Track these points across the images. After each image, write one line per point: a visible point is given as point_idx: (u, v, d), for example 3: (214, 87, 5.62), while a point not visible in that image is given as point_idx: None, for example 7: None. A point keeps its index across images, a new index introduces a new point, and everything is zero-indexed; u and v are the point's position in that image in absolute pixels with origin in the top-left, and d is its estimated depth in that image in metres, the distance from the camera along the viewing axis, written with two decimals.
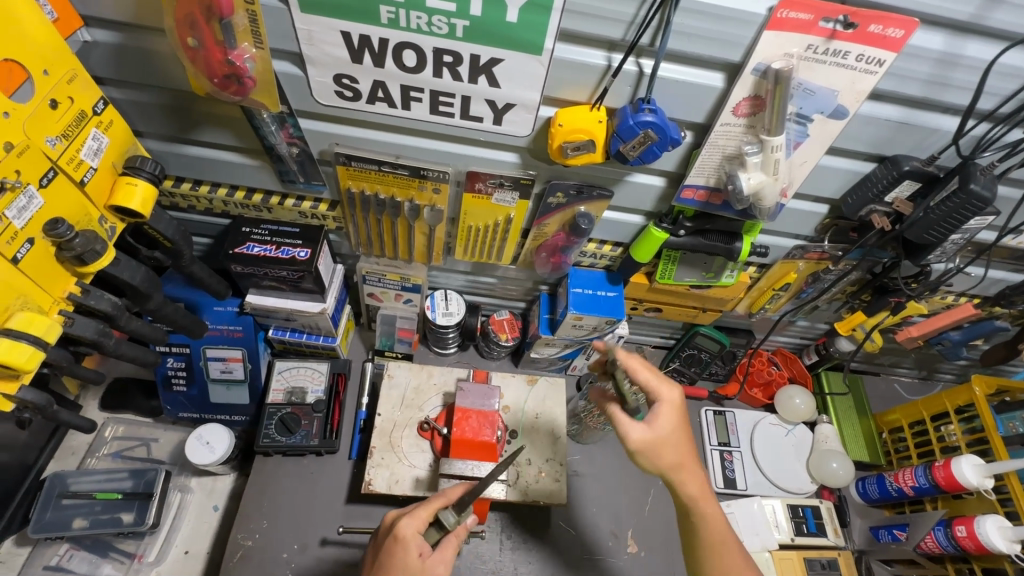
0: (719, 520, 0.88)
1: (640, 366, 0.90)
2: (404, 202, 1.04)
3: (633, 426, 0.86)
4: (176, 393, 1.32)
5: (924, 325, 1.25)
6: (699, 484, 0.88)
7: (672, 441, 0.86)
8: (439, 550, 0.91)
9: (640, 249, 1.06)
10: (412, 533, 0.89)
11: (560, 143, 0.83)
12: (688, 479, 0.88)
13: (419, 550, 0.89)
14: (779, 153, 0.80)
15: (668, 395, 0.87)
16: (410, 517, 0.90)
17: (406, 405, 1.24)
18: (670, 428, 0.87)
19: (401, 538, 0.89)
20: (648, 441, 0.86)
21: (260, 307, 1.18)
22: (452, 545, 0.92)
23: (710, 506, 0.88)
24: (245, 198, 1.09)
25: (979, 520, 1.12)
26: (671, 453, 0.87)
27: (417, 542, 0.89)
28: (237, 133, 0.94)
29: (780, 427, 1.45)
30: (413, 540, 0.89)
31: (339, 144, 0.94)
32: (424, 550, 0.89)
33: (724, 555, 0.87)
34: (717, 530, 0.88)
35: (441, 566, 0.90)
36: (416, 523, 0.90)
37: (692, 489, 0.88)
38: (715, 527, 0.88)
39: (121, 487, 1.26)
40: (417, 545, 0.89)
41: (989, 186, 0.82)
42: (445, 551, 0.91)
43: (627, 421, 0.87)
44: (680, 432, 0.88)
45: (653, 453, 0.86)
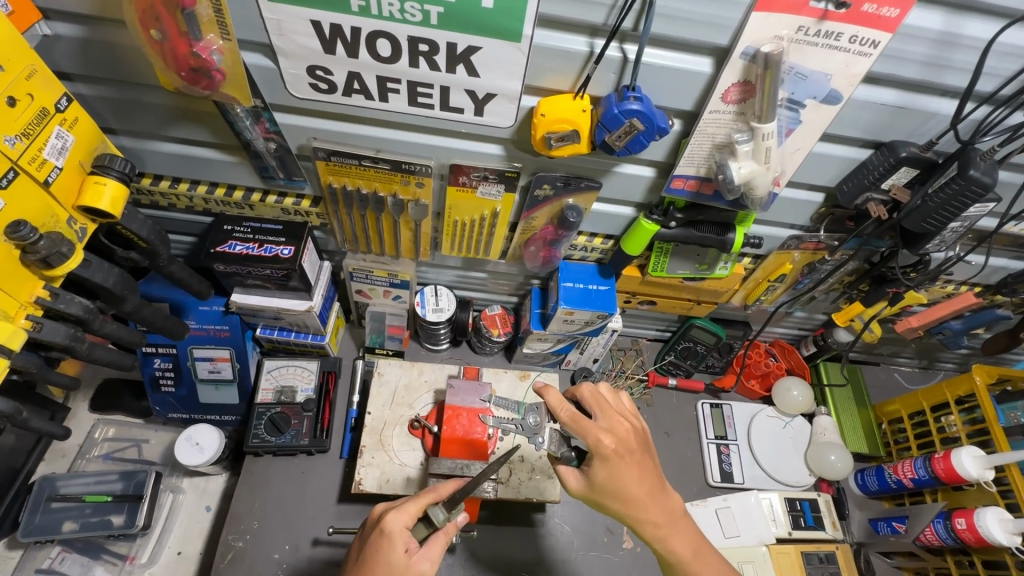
0: (686, 552, 0.91)
1: (569, 420, 0.87)
2: (387, 197, 1.01)
3: (571, 475, 0.91)
4: (164, 394, 1.30)
5: (925, 315, 1.22)
6: (659, 528, 0.89)
7: (613, 491, 0.87)
8: (424, 549, 0.87)
9: (631, 241, 1.03)
10: (400, 526, 0.87)
11: (543, 134, 0.80)
12: (644, 522, 0.89)
13: (405, 545, 0.87)
14: (770, 141, 0.77)
15: (591, 452, 0.85)
16: (399, 511, 0.88)
17: (396, 403, 1.22)
18: (605, 476, 0.87)
19: (388, 532, 0.87)
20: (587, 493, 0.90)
21: (246, 306, 1.16)
22: (439, 543, 0.89)
23: (673, 544, 0.90)
24: (226, 195, 1.07)
25: (979, 512, 1.10)
26: (612, 501, 0.88)
27: (404, 536, 0.87)
28: (213, 128, 0.91)
29: (778, 420, 1.43)
30: (399, 535, 0.87)
31: (317, 139, 0.92)
32: (411, 545, 0.87)
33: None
34: (684, 558, 0.91)
35: (427, 564, 0.86)
36: (405, 518, 0.88)
37: (650, 531, 0.90)
38: (681, 560, 0.90)
39: (111, 489, 1.25)
40: (404, 540, 0.87)
41: (990, 172, 0.79)
42: (432, 548, 0.88)
43: (566, 473, 0.92)
44: (618, 479, 0.87)
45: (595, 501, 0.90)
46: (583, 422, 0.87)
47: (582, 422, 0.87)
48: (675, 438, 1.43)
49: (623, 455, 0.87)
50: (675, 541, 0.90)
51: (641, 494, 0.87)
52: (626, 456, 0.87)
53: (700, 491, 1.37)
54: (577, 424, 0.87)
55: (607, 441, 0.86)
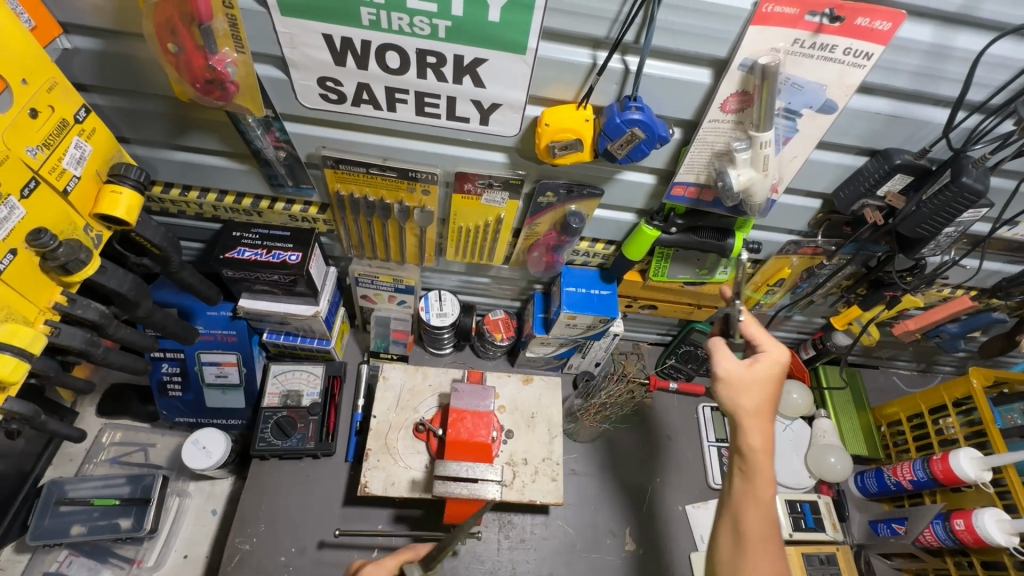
0: (766, 496, 0.84)
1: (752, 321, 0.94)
2: (393, 204, 1.03)
3: (724, 358, 0.90)
4: (171, 399, 1.32)
5: (921, 318, 1.24)
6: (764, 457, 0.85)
7: (764, 382, 0.88)
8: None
9: (632, 247, 1.05)
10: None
11: (547, 142, 0.82)
12: (756, 433, 0.85)
13: None
14: (768, 149, 0.79)
15: (776, 348, 0.88)
16: (377, 565, 0.95)
17: (402, 406, 1.24)
18: (759, 375, 0.88)
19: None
20: (733, 376, 0.88)
21: (253, 311, 1.18)
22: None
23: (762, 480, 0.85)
24: (234, 203, 1.09)
25: (977, 513, 1.11)
26: (743, 399, 0.87)
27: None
28: (225, 138, 0.93)
29: (778, 423, 1.44)
30: None
31: (326, 147, 0.94)
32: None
33: (758, 509, 0.84)
34: (760, 498, 0.84)
35: None
36: (381, 572, 0.94)
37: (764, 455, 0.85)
38: (751, 501, 0.84)
39: (118, 493, 1.26)
40: None
41: (981, 179, 0.81)
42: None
43: (719, 354, 0.91)
44: (770, 383, 0.88)
45: (732, 389, 0.88)
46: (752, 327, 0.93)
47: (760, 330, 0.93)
48: (676, 441, 1.44)
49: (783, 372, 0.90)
50: (764, 483, 0.84)
51: (770, 407, 0.87)
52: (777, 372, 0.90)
53: (701, 493, 1.38)
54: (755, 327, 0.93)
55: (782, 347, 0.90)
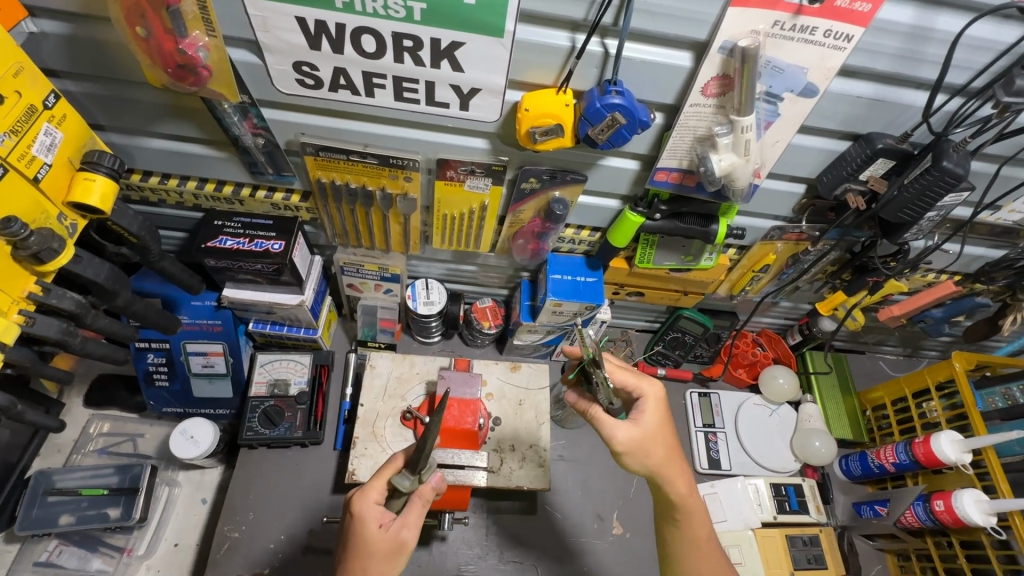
0: (703, 536, 0.95)
1: (619, 368, 0.96)
2: (375, 191, 1.02)
3: (619, 427, 0.91)
4: (158, 388, 1.32)
5: (906, 303, 1.25)
6: (695, 507, 0.94)
7: (657, 435, 0.92)
8: (401, 520, 0.87)
9: (617, 234, 1.05)
10: (371, 502, 0.87)
11: (527, 128, 0.82)
12: (675, 485, 0.93)
13: (379, 521, 0.87)
14: (749, 133, 0.79)
15: (652, 390, 0.93)
16: (365, 496, 0.88)
17: (389, 394, 1.24)
18: (650, 426, 0.92)
19: (365, 517, 0.86)
20: (633, 440, 0.91)
21: (238, 300, 1.18)
22: (420, 507, 0.88)
23: (698, 525, 0.95)
24: (215, 190, 1.07)
25: (957, 495, 1.13)
26: (651, 461, 0.92)
27: (377, 511, 0.87)
28: (202, 124, 0.92)
29: (764, 408, 1.46)
30: (370, 513, 0.87)
31: (305, 134, 0.92)
32: (384, 519, 0.87)
33: (701, 552, 0.95)
34: (700, 539, 0.95)
35: (406, 530, 0.86)
36: (374, 497, 0.89)
37: (694, 505, 0.94)
38: (696, 543, 0.95)
39: (106, 482, 1.26)
40: (376, 517, 0.87)
41: (963, 163, 0.81)
42: (413, 514, 0.88)
43: (611, 428, 0.91)
44: (662, 430, 0.93)
45: (639, 453, 0.92)
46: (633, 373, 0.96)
47: (631, 377, 0.95)
48: None
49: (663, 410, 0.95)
50: (703, 529, 0.95)
51: (669, 457, 0.93)
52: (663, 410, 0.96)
53: None
54: (626, 372, 0.95)
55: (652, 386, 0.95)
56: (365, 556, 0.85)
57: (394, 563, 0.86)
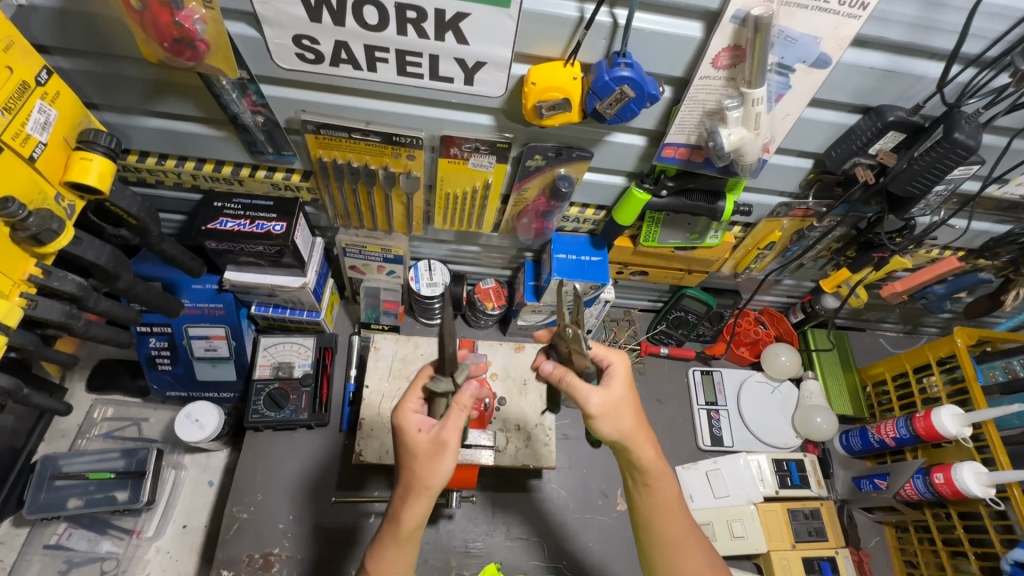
0: (672, 501, 0.92)
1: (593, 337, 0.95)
2: (378, 170, 1.01)
3: (593, 392, 0.89)
4: (161, 372, 1.31)
5: (909, 280, 1.25)
6: (662, 474, 0.92)
7: (628, 402, 0.91)
8: (442, 420, 0.84)
9: (622, 212, 1.04)
10: (409, 410, 0.86)
11: (534, 103, 0.80)
12: (642, 450, 0.90)
13: (419, 425, 0.85)
14: (760, 106, 0.78)
15: (622, 358, 0.92)
16: (402, 405, 0.86)
17: (394, 375, 1.24)
18: (620, 391, 0.91)
19: (404, 425, 0.85)
20: (605, 404, 0.89)
21: (240, 283, 1.17)
22: (464, 411, 0.83)
23: (665, 491, 0.92)
24: (214, 171, 1.05)
25: (957, 467, 1.15)
26: (619, 426, 0.89)
27: (415, 418, 0.86)
28: (199, 102, 0.89)
29: (766, 385, 1.47)
30: (409, 419, 0.86)
31: (305, 111, 0.90)
32: (424, 425, 0.85)
33: (671, 520, 0.91)
34: (669, 503, 0.92)
35: (449, 429, 0.82)
36: (413, 407, 0.87)
37: (660, 471, 0.92)
38: (664, 511, 0.92)
39: (113, 466, 1.27)
40: (415, 422, 0.85)
41: (974, 135, 0.80)
42: (456, 417, 0.83)
43: (584, 392, 0.89)
44: (631, 397, 0.92)
45: (609, 417, 0.89)
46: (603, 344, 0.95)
47: (604, 345, 0.94)
48: (667, 406, 1.47)
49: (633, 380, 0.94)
50: (671, 494, 0.92)
51: (638, 424, 0.91)
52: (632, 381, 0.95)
53: (690, 454, 1.41)
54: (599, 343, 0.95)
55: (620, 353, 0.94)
56: (412, 459, 0.83)
57: (439, 464, 0.82)
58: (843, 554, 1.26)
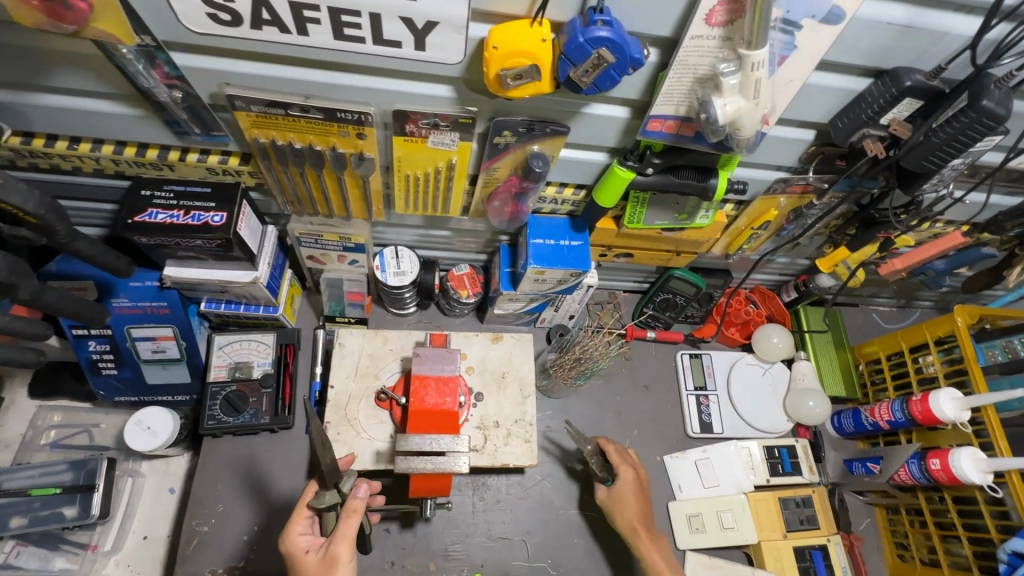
0: None
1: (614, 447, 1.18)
2: (325, 151, 0.88)
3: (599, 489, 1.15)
4: (107, 377, 1.20)
5: (910, 257, 1.16)
6: (659, 559, 1.07)
7: (626, 498, 1.12)
8: (329, 537, 0.87)
9: (604, 193, 0.93)
10: (296, 534, 0.90)
11: (496, 71, 0.68)
12: (641, 541, 1.09)
13: (306, 547, 0.89)
14: (761, 71, 0.66)
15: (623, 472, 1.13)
16: (288, 530, 0.90)
17: (361, 374, 1.14)
18: (623, 491, 1.12)
19: (292, 550, 0.89)
20: (609, 499, 1.13)
21: (182, 280, 1.05)
22: (352, 521, 0.87)
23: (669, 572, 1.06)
24: (137, 155, 0.92)
25: (954, 453, 1.09)
26: (623, 521, 1.11)
27: (303, 539, 0.90)
28: (103, 75, 0.76)
29: (757, 367, 1.41)
30: (298, 541, 0.89)
31: (230, 84, 0.77)
32: (313, 545, 0.90)
33: None
34: None
35: (341, 543, 0.86)
36: (301, 529, 0.91)
37: (655, 556, 1.07)
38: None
39: (60, 480, 1.17)
40: (303, 542, 0.89)
41: (1004, 102, 0.70)
42: (345, 529, 0.86)
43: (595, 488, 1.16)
44: (635, 493, 1.13)
45: (614, 512, 1.12)
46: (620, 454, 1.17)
47: (619, 457, 1.16)
48: (654, 392, 1.40)
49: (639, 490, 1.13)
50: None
51: (639, 515, 1.11)
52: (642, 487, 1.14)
53: (679, 442, 1.35)
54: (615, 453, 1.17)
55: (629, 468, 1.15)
56: None
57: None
58: (835, 542, 1.24)
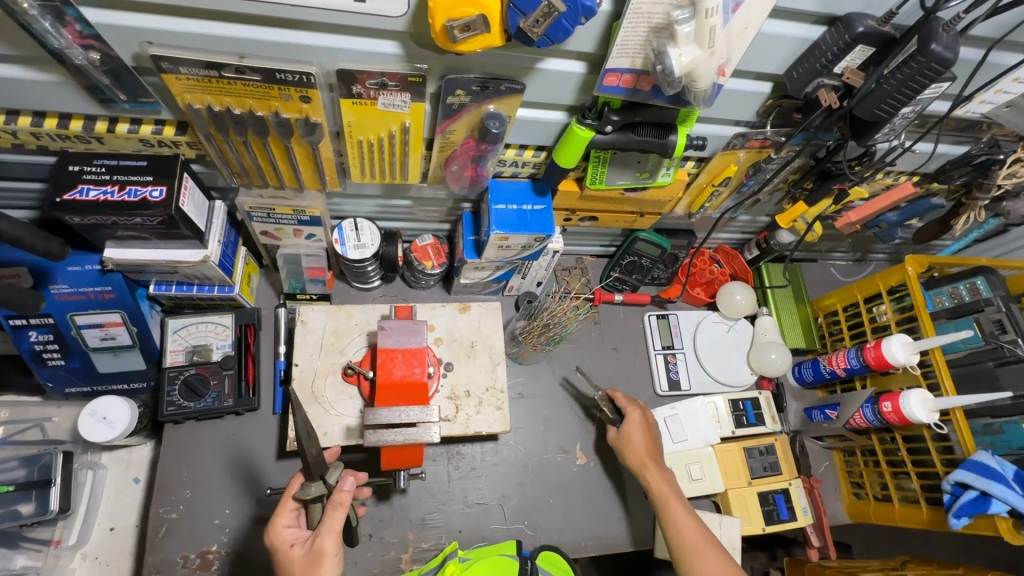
0: (693, 528, 1.04)
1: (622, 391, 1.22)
2: (267, 116, 0.83)
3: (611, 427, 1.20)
4: (54, 369, 1.14)
5: (864, 209, 1.17)
6: (664, 486, 1.10)
7: (635, 430, 1.17)
8: (316, 530, 0.85)
9: (564, 153, 0.91)
10: (282, 526, 0.89)
11: (442, 22, 0.64)
12: (655, 478, 1.11)
13: (292, 541, 0.88)
14: (715, 19, 0.66)
15: (633, 412, 1.17)
16: (274, 524, 0.89)
17: (326, 350, 1.11)
18: (633, 433, 1.17)
19: (277, 544, 0.87)
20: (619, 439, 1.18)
21: (124, 262, 0.99)
22: (339, 514, 0.85)
23: (671, 498, 1.08)
24: (59, 128, 0.85)
25: (905, 395, 1.15)
26: (631, 457, 1.15)
27: (289, 532, 0.89)
28: (6, 35, 0.69)
29: (722, 324, 1.44)
30: (283, 534, 0.88)
31: (153, 44, 0.71)
32: (298, 538, 0.88)
33: (694, 548, 1.01)
34: (690, 530, 1.03)
35: (328, 535, 0.84)
36: (287, 522, 0.90)
37: (660, 486, 1.10)
38: (676, 522, 1.04)
39: (12, 477, 1.11)
40: (289, 535, 0.88)
41: (951, 46, 0.71)
42: (331, 522, 0.85)
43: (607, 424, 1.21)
44: (642, 430, 1.17)
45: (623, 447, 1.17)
46: (628, 400, 1.21)
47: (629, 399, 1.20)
48: (623, 353, 1.42)
49: (646, 430, 1.17)
50: (676, 506, 1.07)
51: (650, 453, 1.15)
52: (646, 429, 1.18)
53: (649, 400, 1.38)
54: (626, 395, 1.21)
55: (638, 410, 1.19)
56: None
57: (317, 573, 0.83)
58: (796, 485, 1.30)
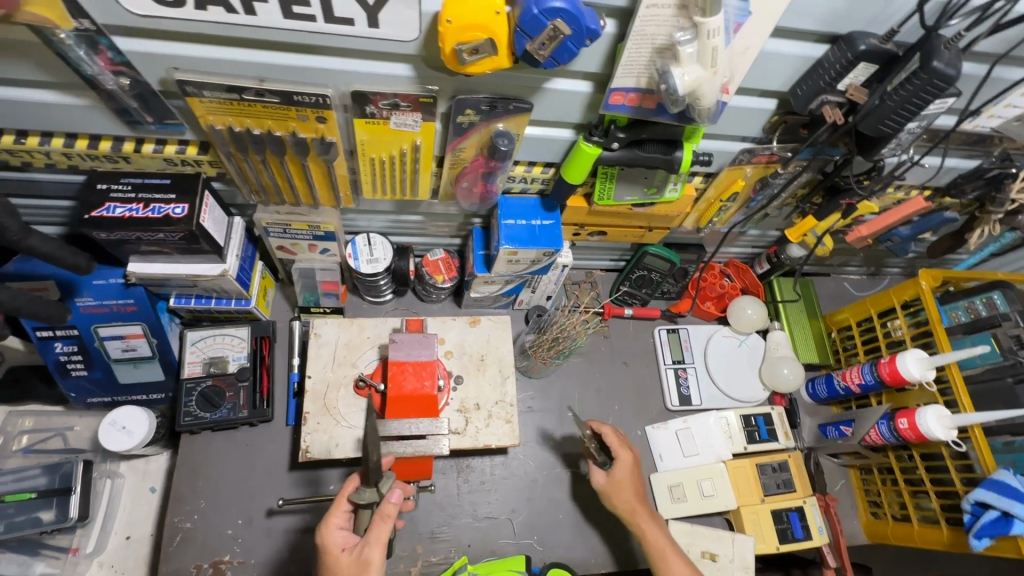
0: None
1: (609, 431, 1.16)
2: (285, 136, 0.86)
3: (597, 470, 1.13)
4: (77, 379, 1.18)
5: (874, 224, 1.17)
6: (657, 537, 1.07)
7: (625, 480, 1.11)
8: (365, 539, 0.87)
9: (572, 169, 0.92)
10: (334, 528, 0.90)
11: (452, 46, 0.67)
12: (648, 530, 1.08)
13: (344, 544, 0.89)
14: (717, 39, 0.67)
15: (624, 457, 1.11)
16: (326, 524, 0.90)
17: (339, 363, 1.13)
18: (624, 476, 1.11)
19: (328, 544, 0.88)
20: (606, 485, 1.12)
21: (147, 276, 1.02)
22: (385, 525, 0.87)
23: (665, 550, 1.06)
24: (89, 148, 0.89)
25: (921, 411, 1.13)
26: (621, 501, 1.10)
27: (341, 536, 0.90)
28: (44, 63, 0.73)
29: (733, 339, 1.43)
30: (334, 537, 0.89)
31: (178, 69, 0.75)
32: (349, 543, 0.89)
33: None
34: None
35: (376, 546, 0.86)
36: (339, 523, 0.91)
37: (652, 535, 1.07)
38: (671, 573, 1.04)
39: (34, 485, 1.14)
40: (341, 539, 0.89)
41: (954, 62, 0.72)
42: (379, 533, 0.86)
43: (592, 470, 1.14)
44: (631, 478, 1.11)
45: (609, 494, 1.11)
46: (618, 443, 1.14)
47: (620, 442, 1.13)
48: (633, 367, 1.42)
49: (637, 471, 1.13)
50: (672, 559, 1.05)
51: (639, 501, 1.10)
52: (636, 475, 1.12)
53: (659, 415, 1.38)
54: (614, 437, 1.15)
55: (626, 452, 1.12)
56: None
57: None
58: (811, 503, 1.27)
